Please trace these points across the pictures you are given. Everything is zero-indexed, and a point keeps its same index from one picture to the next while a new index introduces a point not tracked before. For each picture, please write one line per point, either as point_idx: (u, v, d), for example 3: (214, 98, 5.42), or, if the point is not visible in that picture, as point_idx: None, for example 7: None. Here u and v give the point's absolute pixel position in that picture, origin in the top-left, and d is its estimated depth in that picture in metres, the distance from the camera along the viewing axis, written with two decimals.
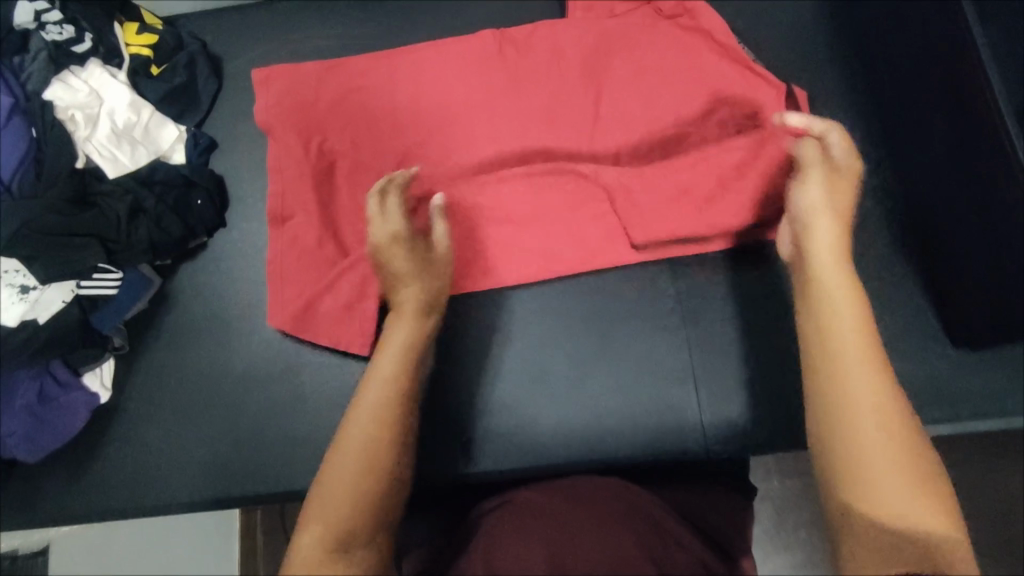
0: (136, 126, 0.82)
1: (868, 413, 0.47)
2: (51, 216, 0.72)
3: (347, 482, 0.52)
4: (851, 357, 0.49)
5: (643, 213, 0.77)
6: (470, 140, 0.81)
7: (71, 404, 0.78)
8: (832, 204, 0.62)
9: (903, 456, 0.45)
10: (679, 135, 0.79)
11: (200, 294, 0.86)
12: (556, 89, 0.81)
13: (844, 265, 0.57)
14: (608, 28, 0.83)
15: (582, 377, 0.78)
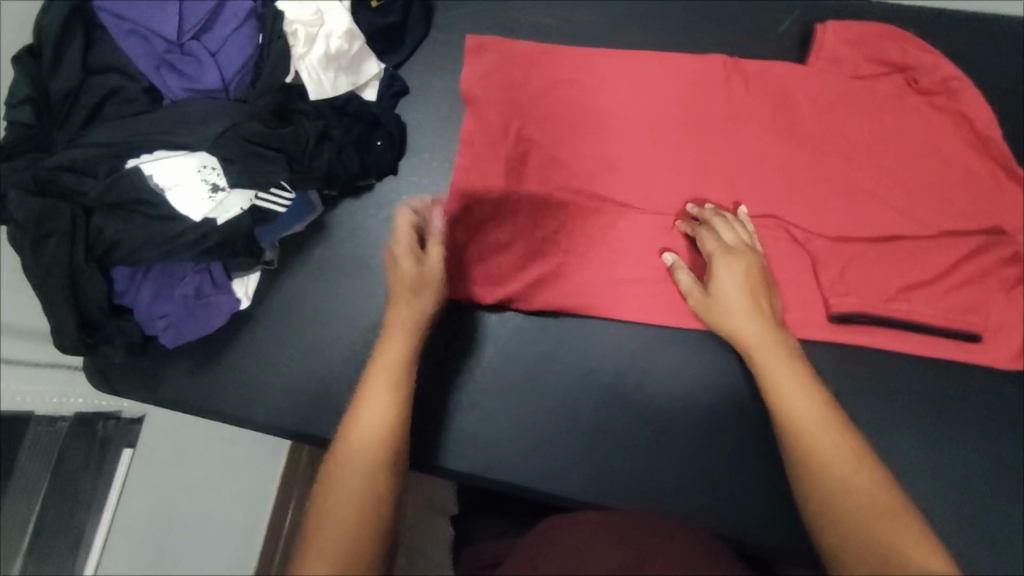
0: (346, 55, 0.82)
1: (812, 423, 0.57)
2: (253, 123, 0.73)
3: (370, 445, 0.56)
4: (800, 403, 0.59)
5: (850, 287, 0.72)
6: (668, 164, 0.78)
7: (217, 304, 0.80)
8: (732, 267, 0.69)
9: (870, 494, 0.52)
10: (902, 222, 0.73)
11: (354, 234, 0.86)
12: (776, 135, 0.77)
13: (753, 313, 0.67)
14: (849, 86, 0.77)
15: (717, 433, 0.75)
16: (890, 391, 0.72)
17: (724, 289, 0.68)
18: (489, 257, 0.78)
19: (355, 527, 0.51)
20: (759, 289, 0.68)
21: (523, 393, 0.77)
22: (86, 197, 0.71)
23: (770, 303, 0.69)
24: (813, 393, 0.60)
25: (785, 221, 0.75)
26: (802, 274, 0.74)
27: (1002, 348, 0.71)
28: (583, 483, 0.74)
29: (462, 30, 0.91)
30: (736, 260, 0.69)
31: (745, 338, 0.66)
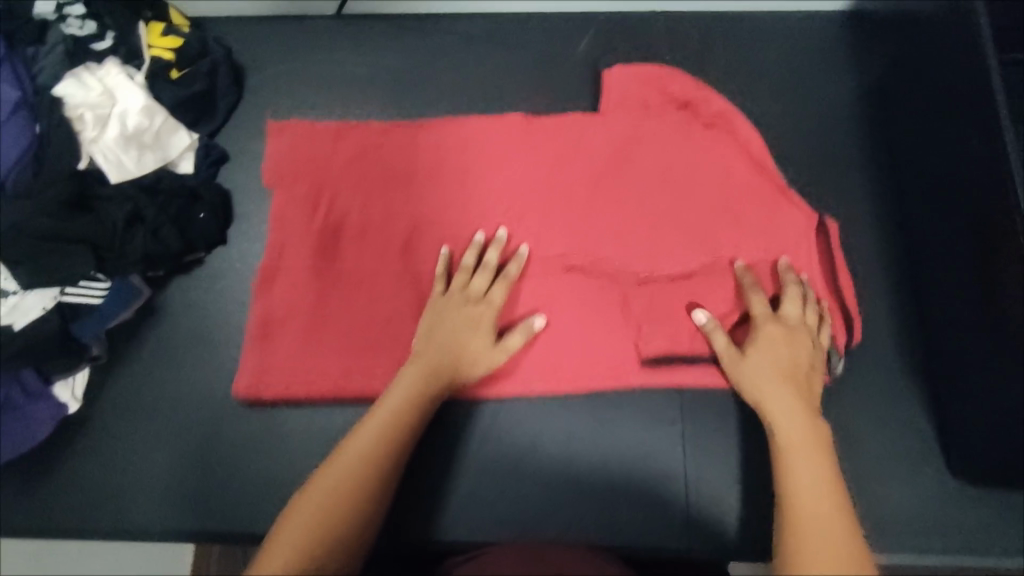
0: (147, 131, 0.79)
1: (812, 483, 0.56)
2: (41, 219, 0.69)
3: (337, 487, 0.56)
4: (792, 442, 0.61)
5: (659, 324, 0.77)
6: (489, 194, 0.80)
7: (36, 414, 0.75)
8: (773, 340, 0.70)
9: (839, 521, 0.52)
10: (701, 253, 0.78)
11: (190, 312, 0.83)
12: (580, 179, 0.80)
13: (788, 389, 0.66)
14: (643, 129, 0.81)
15: (579, 444, 0.77)
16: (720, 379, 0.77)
17: (761, 363, 0.69)
18: (335, 314, 0.79)
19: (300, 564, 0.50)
20: (799, 365, 0.69)
21: None
22: None
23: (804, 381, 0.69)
24: (818, 455, 0.59)
25: (597, 265, 0.78)
26: (616, 314, 0.78)
27: None
28: (458, 521, 0.75)
29: (276, 91, 0.91)
30: (773, 324, 0.71)
31: (762, 407, 0.66)
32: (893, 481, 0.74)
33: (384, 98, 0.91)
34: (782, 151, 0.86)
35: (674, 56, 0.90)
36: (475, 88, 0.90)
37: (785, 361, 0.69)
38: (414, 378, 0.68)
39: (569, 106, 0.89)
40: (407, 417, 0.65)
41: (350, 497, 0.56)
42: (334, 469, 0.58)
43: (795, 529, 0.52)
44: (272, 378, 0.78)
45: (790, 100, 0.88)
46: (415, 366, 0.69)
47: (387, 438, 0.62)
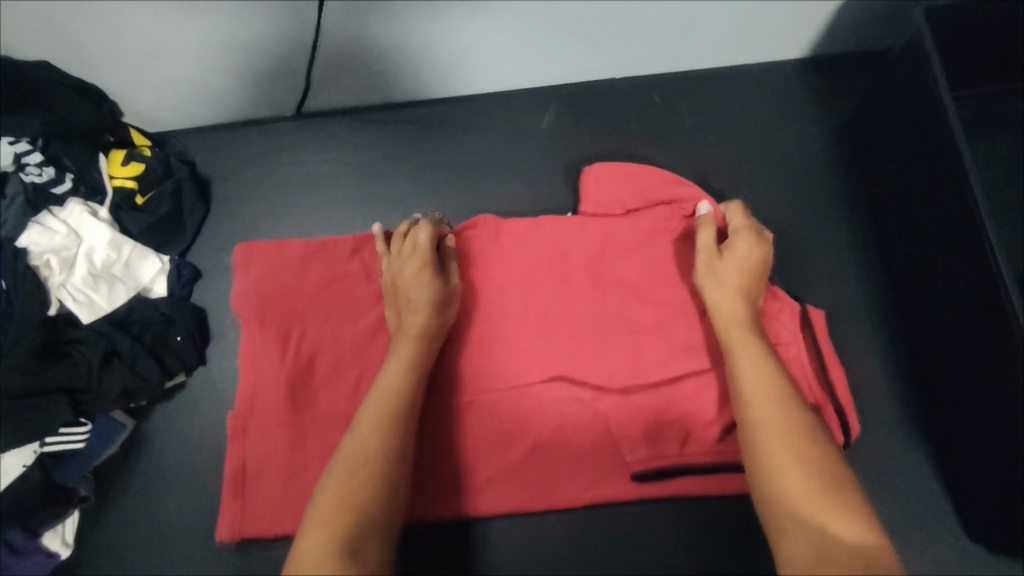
0: (115, 263, 0.79)
1: (785, 468, 0.56)
2: (13, 379, 0.69)
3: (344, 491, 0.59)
4: (764, 423, 0.59)
5: (649, 430, 0.74)
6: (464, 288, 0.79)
7: (27, 570, 0.72)
8: (734, 265, 0.71)
9: (799, 458, 0.56)
10: (686, 358, 0.75)
11: (176, 439, 0.81)
12: (555, 287, 0.79)
13: (754, 346, 0.66)
14: (617, 239, 0.80)
15: (578, 542, 0.76)
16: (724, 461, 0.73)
17: (725, 291, 0.70)
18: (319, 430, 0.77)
19: (334, 564, 0.53)
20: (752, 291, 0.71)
21: None
22: None
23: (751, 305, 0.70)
24: (789, 430, 0.58)
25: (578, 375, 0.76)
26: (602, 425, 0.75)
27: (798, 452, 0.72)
28: None
29: (244, 201, 0.90)
30: (729, 261, 0.71)
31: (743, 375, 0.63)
32: (910, 547, 0.71)
33: (352, 197, 0.90)
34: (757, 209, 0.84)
35: (638, 123, 0.89)
36: (441, 177, 0.90)
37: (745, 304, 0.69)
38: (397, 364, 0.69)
39: (537, 187, 0.89)
40: (392, 411, 0.65)
41: (354, 520, 0.57)
42: (326, 498, 0.58)
43: (782, 524, 0.54)
44: (252, 514, 0.74)
45: (759, 154, 0.87)
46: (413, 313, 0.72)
47: (367, 459, 0.61)
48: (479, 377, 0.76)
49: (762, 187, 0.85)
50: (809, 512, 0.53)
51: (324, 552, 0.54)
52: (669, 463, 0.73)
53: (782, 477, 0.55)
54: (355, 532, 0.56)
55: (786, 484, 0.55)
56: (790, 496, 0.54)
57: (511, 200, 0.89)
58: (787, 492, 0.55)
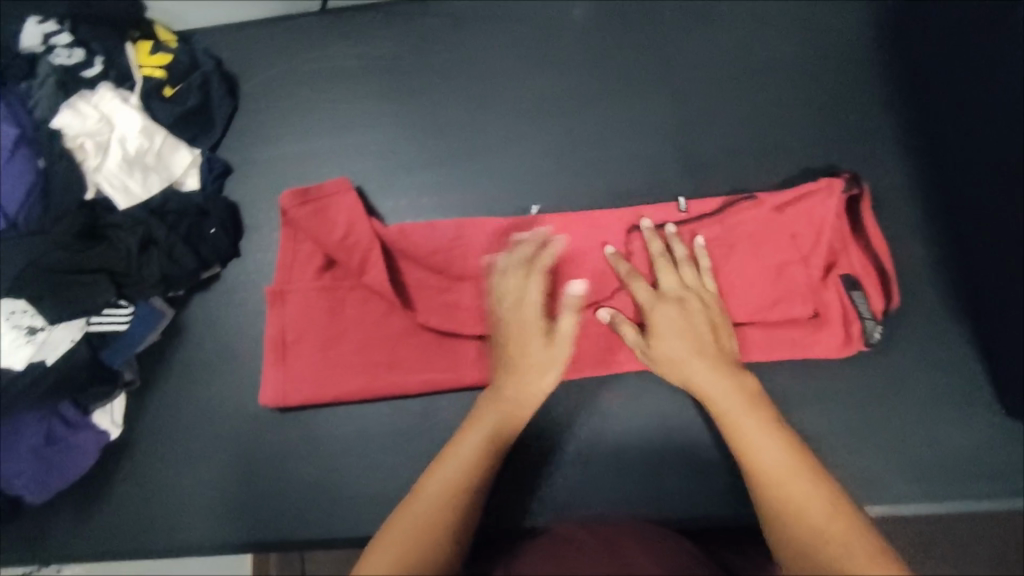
0: (148, 152, 0.79)
1: (754, 433, 0.53)
2: (57, 254, 0.69)
3: (432, 511, 0.51)
4: (729, 405, 0.57)
5: None
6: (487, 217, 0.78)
7: (80, 444, 0.75)
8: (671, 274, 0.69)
9: (789, 457, 0.51)
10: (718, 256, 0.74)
11: (214, 329, 0.83)
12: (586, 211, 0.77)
13: (701, 332, 0.64)
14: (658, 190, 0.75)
15: (615, 417, 0.76)
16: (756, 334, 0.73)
17: (667, 273, 0.69)
18: (357, 314, 0.78)
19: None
20: (709, 327, 0.65)
21: (413, 442, 0.76)
22: None
23: (717, 342, 0.64)
24: (757, 414, 0.55)
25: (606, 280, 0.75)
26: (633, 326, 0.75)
27: (836, 335, 0.72)
28: (499, 508, 0.73)
29: (271, 95, 0.89)
30: (671, 301, 0.67)
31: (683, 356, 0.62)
32: (949, 426, 0.71)
33: (379, 91, 0.88)
34: (798, 97, 0.82)
35: (672, 10, 0.86)
36: (468, 70, 0.87)
37: (701, 318, 0.65)
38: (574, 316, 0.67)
39: (569, 75, 0.86)
40: (491, 439, 0.59)
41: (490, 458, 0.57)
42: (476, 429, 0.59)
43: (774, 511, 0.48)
44: (293, 387, 0.77)
45: (801, 40, 0.84)
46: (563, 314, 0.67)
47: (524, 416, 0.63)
48: None
49: (803, 76, 0.82)
50: (814, 517, 0.47)
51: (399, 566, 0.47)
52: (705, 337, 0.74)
53: (757, 456, 0.51)
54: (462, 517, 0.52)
55: (785, 490, 0.48)
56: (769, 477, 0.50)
57: (542, 91, 0.86)
58: (783, 498, 0.48)
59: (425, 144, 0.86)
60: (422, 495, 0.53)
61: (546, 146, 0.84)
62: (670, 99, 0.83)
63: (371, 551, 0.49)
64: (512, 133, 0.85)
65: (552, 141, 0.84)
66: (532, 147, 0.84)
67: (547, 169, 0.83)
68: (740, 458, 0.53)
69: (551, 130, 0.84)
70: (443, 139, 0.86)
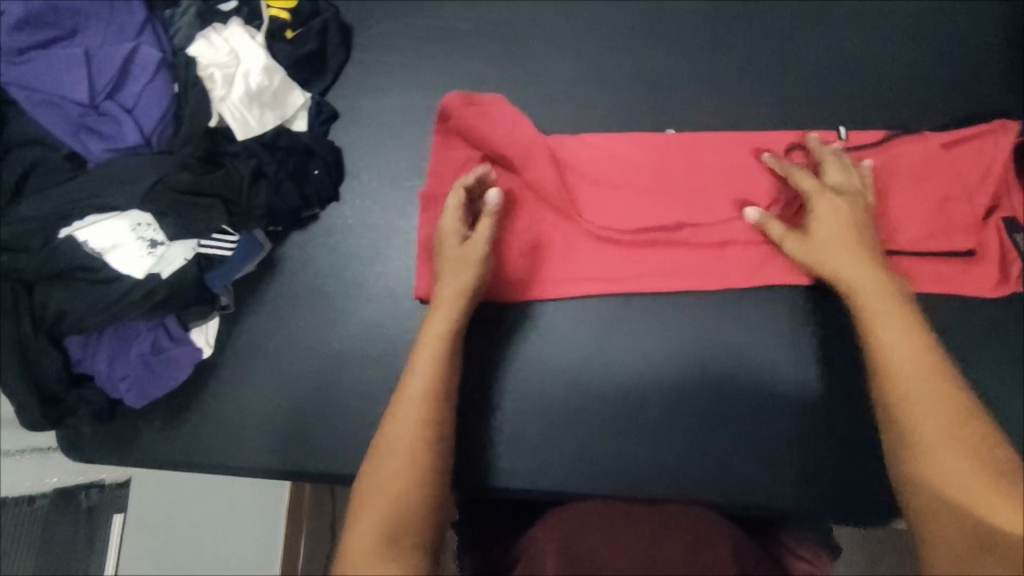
0: (268, 90, 0.81)
1: (898, 347, 0.56)
2: (183, 174, 0.72)
3: (405, 456, 0.55)
4: (887, 321, 0.59)
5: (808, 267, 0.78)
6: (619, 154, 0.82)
7: (178, 358, 0.79)
8: (832, 203, 0.70)
9: (923, 354, 0.55)
10: None
11: (307, 267, 0.86)
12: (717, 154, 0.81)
13: (857, 252, 0.66)
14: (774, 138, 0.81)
15: (683, 398, 0.78)
16: (906, 262, 0.76)
17: (823, 205, 0.70)
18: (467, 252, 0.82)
19: (403, 518, 0.51)
20: (865, 225, 0.69)
21: (489, 396, 0.80)
22: (24, 274, 0.69)
23: (868, 241, 0.68)
24: (910, 333, 0.57)
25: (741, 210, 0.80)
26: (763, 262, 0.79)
27: (966, 280, 0.76)
28: (564, 472, 0.77)
29: (384, 49, 0.92)
30: (827, 203, 0.70)
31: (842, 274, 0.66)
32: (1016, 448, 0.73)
33: (489, 54, 0.89)
34: (906, 108, 0.83)
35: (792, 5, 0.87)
36: (580, 42, 0.88)
37: (850, 231, 0.68)
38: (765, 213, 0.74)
39: (681, 57, 0.86)
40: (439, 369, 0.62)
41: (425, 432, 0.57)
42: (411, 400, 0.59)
43: (899, 414, 0.52)
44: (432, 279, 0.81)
45: (913, 50, 0.84)
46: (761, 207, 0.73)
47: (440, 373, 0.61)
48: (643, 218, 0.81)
49: (915, 86, 0.83)
50: (942, 394, 0.52)
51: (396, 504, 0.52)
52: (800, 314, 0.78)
53: (899, 369, 0.55)
54: (412, 498, 0.53)
55: (917, 382, 0.53)
56: (893, 388, 0.54)
57: (652, 70, 0.86)
58: (910, 410, 0.52)
59: (528, 109, 0.87)
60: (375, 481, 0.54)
61: (649, 125, 0.85)
62: (778, 95, 0.84)
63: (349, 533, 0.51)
64: (615, 109, 0.86)
65: (655, 122, 0.85)
66: (634, 126, 0.85)
67: (649, 147, 0.83)
68: (877, 368, 0.56)
69: (653, 111, 0.85)
70: (546, 107, 0.87)
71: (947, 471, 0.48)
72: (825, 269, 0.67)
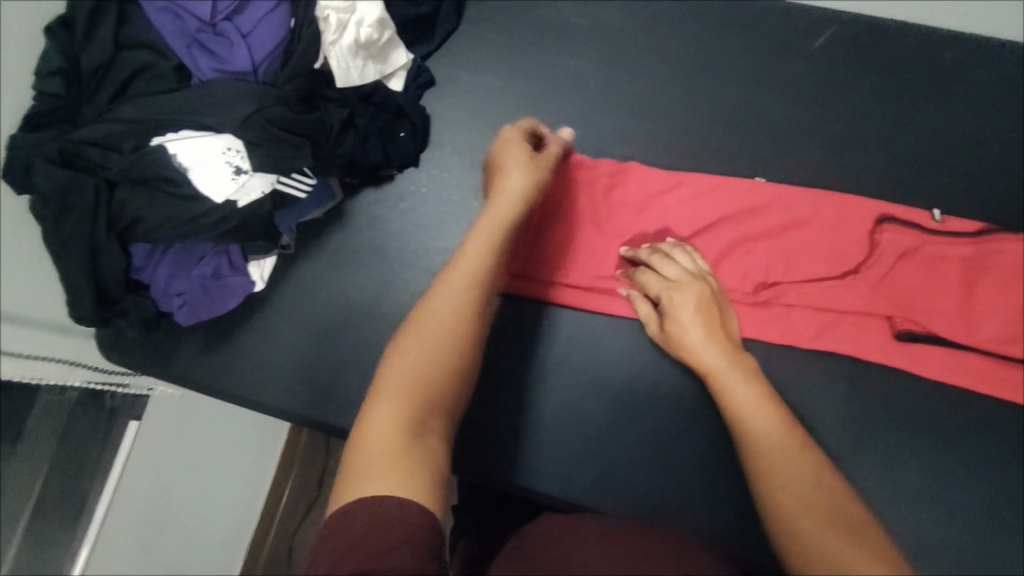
0: (375, 43, 0.81)
1: (748, 402, 0.61)
2: (280, 108, 0.72)
3: (431, 353, 0.52)
4: (740, 390, 0.62)
5: (875, 342, 0.76)
6: (703, 188, 0.81)
7: (233, 286, 0.80)
8: (670, 267, 0.73)
9: (780, 431, 0.58)
10: (920, 293, 0.77)
11: (372, 226, 0.86)
12: (806, 210, 0.79)
13: (705, 322, 0.69)
14: (868, 207, 0.79)
15: (724, 444, 0.75)
16: (975, 360, 0.75)
17: (668, 268, 0.73)
18: (530, 252, 0.81)
19: (415, 399, 0.49)
20: (714, 311, 0.70)
21: (525, 395, 0.79)
22: (110, 173, 0.70)
23: (724, 327, 0.70)
24: (757, 391, 0.62)
25: (816, 270, 0.78)
26: (830, 327, 0.77)
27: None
28: (585, 488, 0.75)
29: (494, 25, 0.90)
30: (686, 287, 0.71)
31: (704, 360, 0.67)
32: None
33: (597, 55, 0.88)
34: (1009, 202, 0.80)
35: (917, 74, 0.84)
36: (691, 65, 0.86)
37: (699, 301, 0.70)
38: (681, 275, 0.72)
39: (791, 101, 0.84)
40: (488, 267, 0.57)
41: (463, 320, 0.54)
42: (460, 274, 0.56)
43: (769, 493, 0.54)
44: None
45: None
46: (671, 274, 0.73)
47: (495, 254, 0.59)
48: (717, 257, 0.79)
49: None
50: (805, 481, 0.54)
51: (414, 381, 0.49)
52: (858, 385, 0.76)
53: (757, 438, 0.58)
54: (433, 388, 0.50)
55: (780, 457, 0.56)
56: (761, 451, 0.57)
57: (758, 109, 0.84)
58: (786, 481, 0.54)
59: (624, 119, 0.86)
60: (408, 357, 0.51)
61: (742, 162, 0.83)
62: (881, 162, 0.82)
63: (370, 405, 0.48)
64: (712, 139, 0.84)
65: (750, 160, 0.83)
66: (728, 160, 0.83)
67: (740, 185, 0.81)
68: (738, 427, 0.60)
69: (750, 148, 0.83)
70: (642, 121, 0.85)
71: (809, 537, 0.50)
72: (685, 349, 0.69)
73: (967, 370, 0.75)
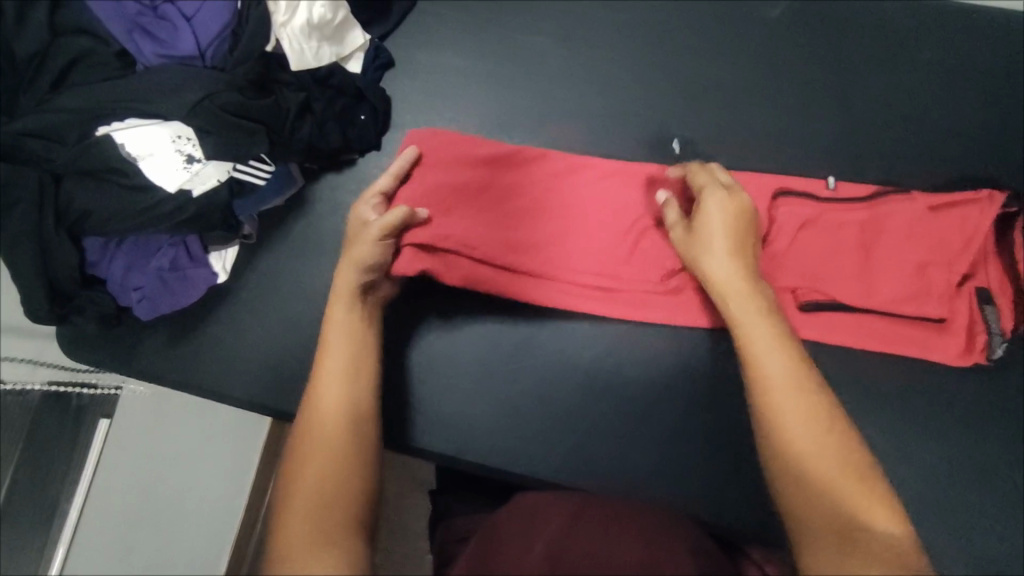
0: (329, 24, 0.79)
1: (779, 382, 0.54)
2: (231, 94, 0.70)
3: (333, 444, 0.53)
4: (769, 361, 0.56)
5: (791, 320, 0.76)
6: (606, 173, 0.80)
7: (194, 277, 0.79)
8: (718, 200, 0.68)
9: (811, 424, 0.52)
10: (839, 267, 0.76)
11: (336, 212, 0.84)
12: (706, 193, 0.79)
13: (742, 263, 0.64)
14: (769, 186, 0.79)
15: (692, 416, 0.76)
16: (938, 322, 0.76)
17: (712, 203, 0.68)
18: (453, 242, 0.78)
19: (327, 496, 0.50)
20: (751, 233, 0.67)
21: (483, 383, 0.78)
22: (56, 164, 0.68)
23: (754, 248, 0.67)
24: (791, 366, 0.55)
25: None
26: None
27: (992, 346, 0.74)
28: (557, 467, 0.75)
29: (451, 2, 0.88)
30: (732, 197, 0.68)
31: (723, 280, 0.64)
32: (1010, 523, 0.71)
33: (556, 29, 0.86)
34: (967, 163, 0.80)
35: (875, 39, 0.84)
36: (651, 37, 0.85)
37: (741, 218, 0.67)
38: (721, 204, 0.67)
39: (750, 70, 0.84)
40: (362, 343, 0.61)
41: (349, 407, 0.56)
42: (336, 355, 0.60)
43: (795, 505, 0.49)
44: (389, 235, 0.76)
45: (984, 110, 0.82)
46: (712, 204, 0.68)
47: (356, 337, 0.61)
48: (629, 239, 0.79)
49: (978, 146, 0.81)
50: (836, 483, 0.49)
51: (325, 478, 0.51)
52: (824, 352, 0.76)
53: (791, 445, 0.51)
54: (344, 467, 0.52)
55: (807, 448, 0.51)
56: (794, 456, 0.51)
57: (718, 79, 0.84)
58: (817, 485, 0.49)
59: (584, 95, 0.85)
60: (302, 468, 0.51)
61: (706, 134, 0.82)
62: (841, 130, 0.82)
63: (283, 512, 0.49)
64: (672, 111, 0.83)
65: (714, 132, 0.83)
66: (690, 132, 0.83)
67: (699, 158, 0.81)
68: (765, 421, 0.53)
69: (712, 120, 0.83)
70: (604, 96, 0.84)
71: (814, 515, 0.48)
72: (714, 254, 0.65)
73: (885, 335, 0.75)
